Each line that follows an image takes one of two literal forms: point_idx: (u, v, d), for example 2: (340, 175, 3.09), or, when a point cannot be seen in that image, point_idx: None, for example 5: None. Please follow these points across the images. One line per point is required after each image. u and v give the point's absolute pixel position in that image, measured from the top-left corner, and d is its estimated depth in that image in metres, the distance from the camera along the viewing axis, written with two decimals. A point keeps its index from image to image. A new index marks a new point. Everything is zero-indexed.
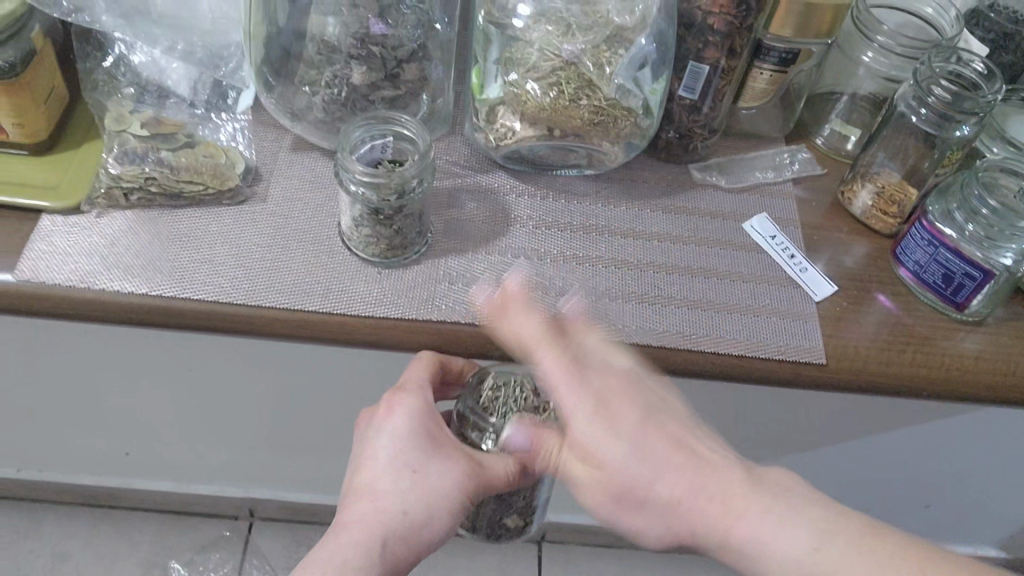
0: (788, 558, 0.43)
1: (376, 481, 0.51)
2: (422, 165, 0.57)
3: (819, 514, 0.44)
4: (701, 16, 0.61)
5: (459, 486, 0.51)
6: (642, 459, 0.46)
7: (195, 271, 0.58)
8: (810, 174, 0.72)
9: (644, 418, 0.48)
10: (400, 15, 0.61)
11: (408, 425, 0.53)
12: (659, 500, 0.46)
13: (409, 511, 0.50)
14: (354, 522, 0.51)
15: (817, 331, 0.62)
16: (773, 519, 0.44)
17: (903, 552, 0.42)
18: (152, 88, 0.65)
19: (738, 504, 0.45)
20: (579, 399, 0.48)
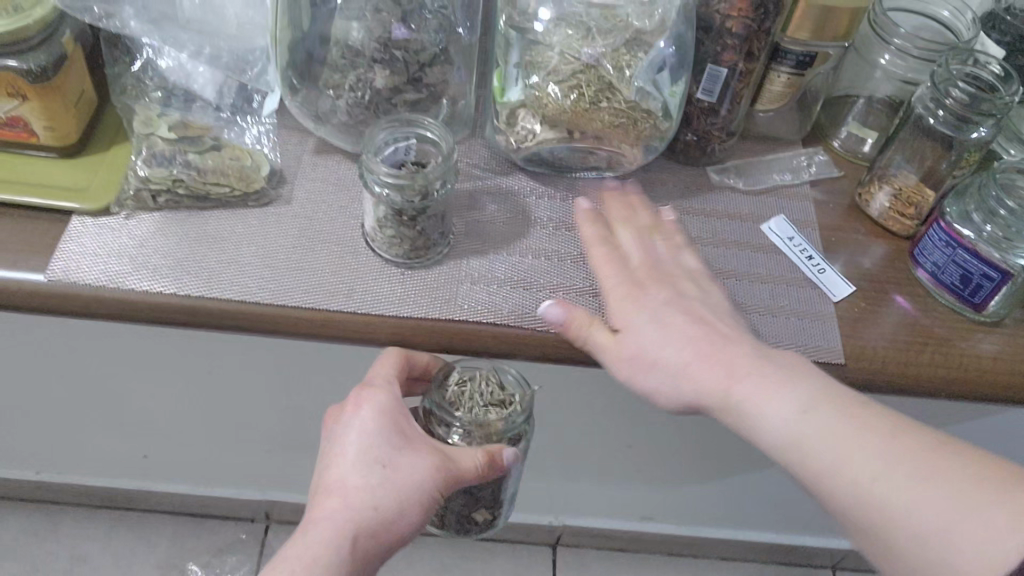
0: (783, 424, 0.50)
1: (346, 477, 0.52)
2: (446, 167, 0.58)
3: (807, 412, 0.50)
4: (720, 20, 0.62)
5: (428, 479, 0.52)
6: (672, 340, 0.54)
7: (222, 272, 0.59)
8: (827, 176, 0.72)
9: (669, 299, 0.56)
10: (423, 19, 0.62)
11: (375, 422, 0.54)
12: (664, 365, 0.54)
13: (378, 506, 0.51)
14: (323, 519, 0.51)
15: (836, 331, 0.62)
16: (770, 376, 0.51)
17: (891, 422, 0.49)
18: (180, 93, 0.65)
19: (777, 385, 0.51)
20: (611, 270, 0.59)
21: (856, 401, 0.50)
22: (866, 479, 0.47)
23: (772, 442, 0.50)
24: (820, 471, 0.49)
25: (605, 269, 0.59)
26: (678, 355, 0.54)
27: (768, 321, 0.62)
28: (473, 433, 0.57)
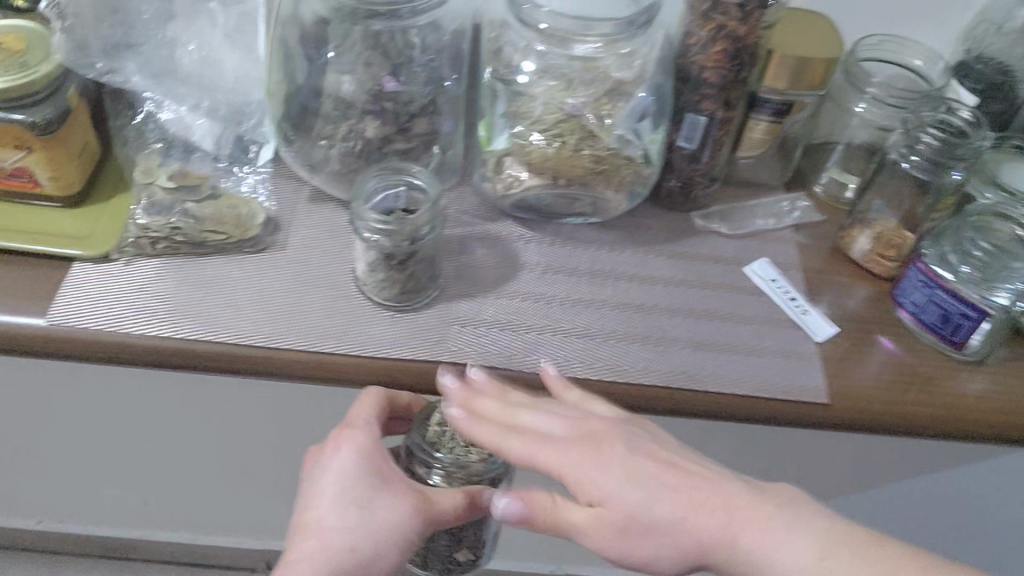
0: (672, 517, 0.47)
1: (322, 518, 0.53)
2: (433, 212, 0.60)
3: (745, 496, 0.47)
4: (697, 71, 0.64)
5: (404, 522, 0.53)
6: (634, 482, 0.48)
7: (219, 316, 0.61)
8: (810, 221, 0.74)
9: (629, 450, 0.50)
10: (413, 73, 0.64)
11: (355, 466, 0.55)
12: (660, 523, 0.47)
13: (355, 548, 0.52)
14: (300, 561, 0.52)
15: (817, 370, 0.63)
16: (777, 532, 0.46)
17: (892, 564, 0.44)
18: (179, 143, 0.67)
19: (750, 529, 0.46)
20: (653, 376, 0.61)
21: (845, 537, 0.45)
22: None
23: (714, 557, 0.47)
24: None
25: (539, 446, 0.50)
26: (616, 454, 0.49)
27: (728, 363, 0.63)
28: (454, 475, 0.60)
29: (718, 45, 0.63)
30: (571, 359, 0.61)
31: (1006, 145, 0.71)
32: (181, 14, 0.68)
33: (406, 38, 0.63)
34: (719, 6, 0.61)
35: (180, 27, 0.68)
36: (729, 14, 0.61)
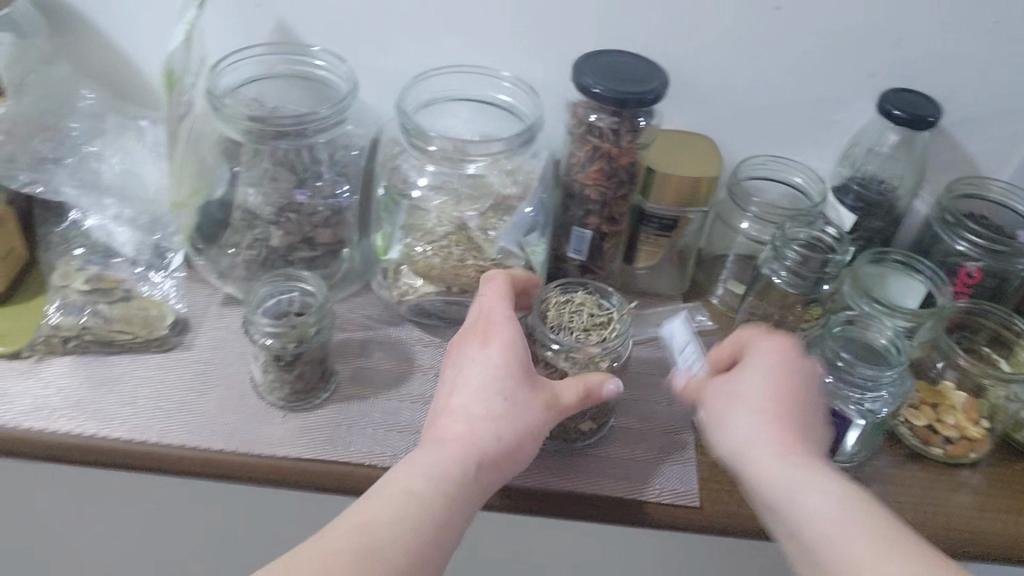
0: (826, 513, 0.46)
1: (455, 407, 0.55)
2: (320, 314, 0.64)
3: (857, 504, 0.46)
4: (579, 188, 0.69)
5: (531, 420, 0.54)
6: (757, 417, 0.52)
7: (117, 411, 0.64)
8: (707, 330, 0.77)
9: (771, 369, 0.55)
10: (319, 187, 0.69)
11: (501, 361, 0.56)
12: (739, 426, 0.53)
13: (473, 441, 0.52)
14: (446, 439, 0.52)
15: (693, 474, 0.65)
16: (819, 482, 0.48)
17: (894, 536, 0.44)
18: (101, 249, 0.73)
19: (842, 531, 0.45)
20: (762, 376, 0.55)
21: (919, 541, 0.44)
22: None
23: (807, 538, 0.46)
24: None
25: (721, 404, 0.55)
26: (748, 433, 0.52)
27: (756, 358, 0.56)
28: (576, 358, 0.61)
29: (595, 164, 0.67)
30: None
31: (890, 260, 0.74)
32: (111, 132, 0.74)
33: (312, 154, 0.69)
34: (593, 129, 0.66)
35: (108, 142, 0.74)
36: (603, 135, 0.66)
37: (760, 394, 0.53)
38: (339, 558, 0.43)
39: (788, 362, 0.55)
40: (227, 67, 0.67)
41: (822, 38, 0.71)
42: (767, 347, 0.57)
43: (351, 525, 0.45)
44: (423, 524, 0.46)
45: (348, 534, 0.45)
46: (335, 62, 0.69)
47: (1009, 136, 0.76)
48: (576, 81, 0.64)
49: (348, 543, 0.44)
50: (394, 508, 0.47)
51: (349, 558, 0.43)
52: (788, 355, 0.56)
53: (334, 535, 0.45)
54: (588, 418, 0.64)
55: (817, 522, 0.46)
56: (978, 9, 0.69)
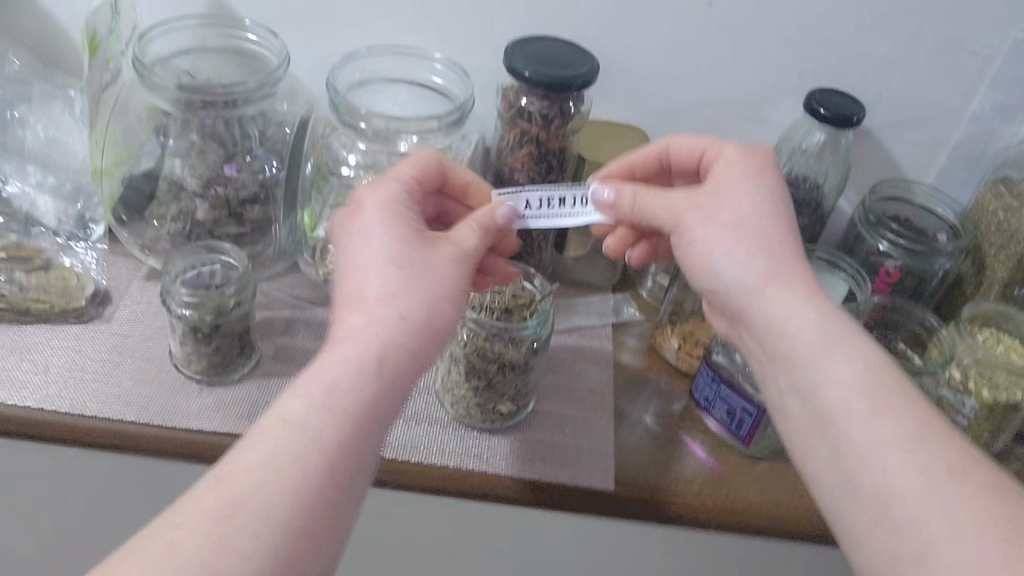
0: (838, 384, 0.46)
1: (355, 290, 0.50)
2: (241, 286, 0.63)
3: (878, 373, 0.46)
4: (509, 172, 0.69)
5: (448, 282, 0.51)
6: (824, 328, 0.48)
7: (27, 380, 0.63)
8: (633, 322, 0.78)
9: (740, 199, 0.54)
10: (248, 162, 0.69)
11: (392, 243, 0.51)
12: (809, 330, 0.48)
13: (381, 323, 0.48)
14: (344, 334, 0.48)
15: (609, 462, 0.64)
16: (885, 415, 0.44)
17: (920, 415, 0.44)
18: (21, 217, 0.71)
19: (855, 405, 0.45)
20: (767, 210, 0.54)
21: (935, 418, 0.44)
22: (893, 467, 0.42)
23: (818, 405, 0.46)
24: (857, 457, 0.44)
25: (721, 239, 0.53)
26: (759, 275, 0.51)
27: (738, 194, 0.54)
28: (495, 335, 0.61)
29: (524, 147, 0.68)
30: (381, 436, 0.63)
31: (815, 257, 0.74)
32: (37, 99, 0.73)
33: (242, 127, 0.68)
34: (523, 113, 0.66)
35: (31, 109, 0.73)
36: (533, 121, 0.66)
37: (766, 226, 0.53)
38: (274, 448, 0.43)
39: (773, 198, 0.54)
40: (155, 37, 0.67)
41: (750, 35, 0.72)
42: (758, 173, 0.56)
43: (281, 417, 0.44)
44: (363, 399, 0.45)
45: (210, 489, 0.41)
46: (267, 36, 0.68)
47: (933, 140, 0.78)
48: (507, 64, 0.65)
49: (211, 498, 0.41)
50: (272, 444, 0.43)
51: (292, 454, 0.42)
52: (771, 179, 0.55)
53: (269, 424, 0.44)
54: (505, 398, 0.64)
55: (891, 462, 0.42)
56: (901, 13, 0.71)
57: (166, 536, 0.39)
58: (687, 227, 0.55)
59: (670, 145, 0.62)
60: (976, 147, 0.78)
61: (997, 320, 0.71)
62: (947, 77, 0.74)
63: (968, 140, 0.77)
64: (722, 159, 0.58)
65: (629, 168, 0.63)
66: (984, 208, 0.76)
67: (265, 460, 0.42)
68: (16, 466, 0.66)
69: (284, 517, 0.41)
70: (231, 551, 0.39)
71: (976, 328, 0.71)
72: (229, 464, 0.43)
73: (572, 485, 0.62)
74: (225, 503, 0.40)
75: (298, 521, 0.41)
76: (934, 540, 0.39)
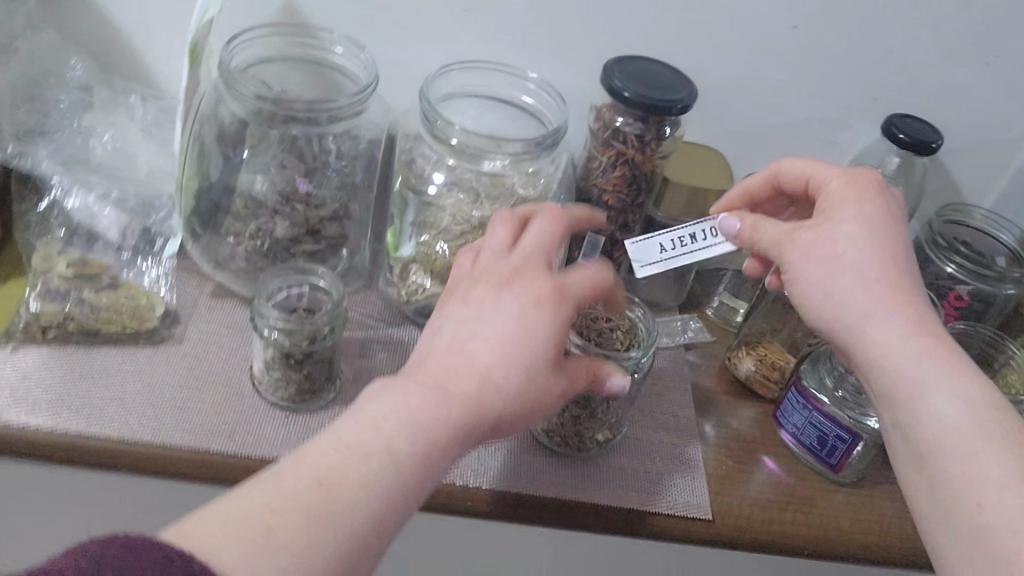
0: (944, 421, 0.46)
1: (478, 349, 0.49)
2: (333, 314, 0.61)
3: (993, 410, 0.46)
4: (597, 194, 0.68)
5: (545, 348, 0.50)
6: (935, 362, 0.47)
7: (104, 409, 0.59)
8: (702, 340, 0.78)
9: (863, 228, 0.52)
10: (326, 177, 0.66)
11: (544, 330, 0.50)
12: (920, 363, 0.47)
13: (485, 400, 0.48)
14: (452, 384, 0.48)
15: (702, 489, 0.64)
16: (990, 463, 0.44)
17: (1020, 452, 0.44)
18: (82, 232, 0.67)
19: (964, 441, 0.45)
20: (877, 243, 0.51)
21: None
22: (999, 500, 0.43)
23: (922, 439, 0.47)
24: (964, 489, 0.45)
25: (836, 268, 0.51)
26: (859, 308, 0.50)
27: (851, 226, 0.52)
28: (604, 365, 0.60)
29: (617, 169, 0.67)
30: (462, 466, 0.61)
31: None
32: (101, 106, 0.69)
33: (322, 143, 0.65)
34: (618, 134, 0.66)
35: (96, 118, 0.69)
36: (626, 142, 0.66)
37: (874, 255, 0.51)
38: (360, 477, 0.43)
39: (883, 231, 0.52)
40: (239, 47, 0.64)
41: (831, 58, 0.73)
42: (864, 202, 0.53)
43: (379, 448, 0.44)
44: (429, 463, 0.45)
45: (312, 490, 0.41)
46: (353, 49, 0.65)
47: (995, 166, 0.79)
48: (605, 82, 0.64)
49: (307, 503, 0.41)
50: (362, 473, 0.43)
51: (367, 486, 0.43)
52: (876, 202, 0.53)
53: (362, 449, 0.44)
54: (603, 427, 0.64)
55: (994, 509, 0.43)
56: (978, 42, 0.72)
57: (261, 516, 0.40)
58: (794, 252, 0.53)
59: (780, 170, 0.60)
60: None
61: None
62: (1015, 105, 0.75)
63: None
64: (827, 188, 0.56)
65: (745, 198, 0.62)
66: None
67: (356, 487, 0.42)
68: (79, 496, 0.62)
69: (353, 544, 0.41)
70: (314, 559, 0.39)
71: None
72: (324, 469, 0.42)
73: (636, 508, 0.61)
74: (317, 509, 0.41)
75: (361, 551, 0.41)
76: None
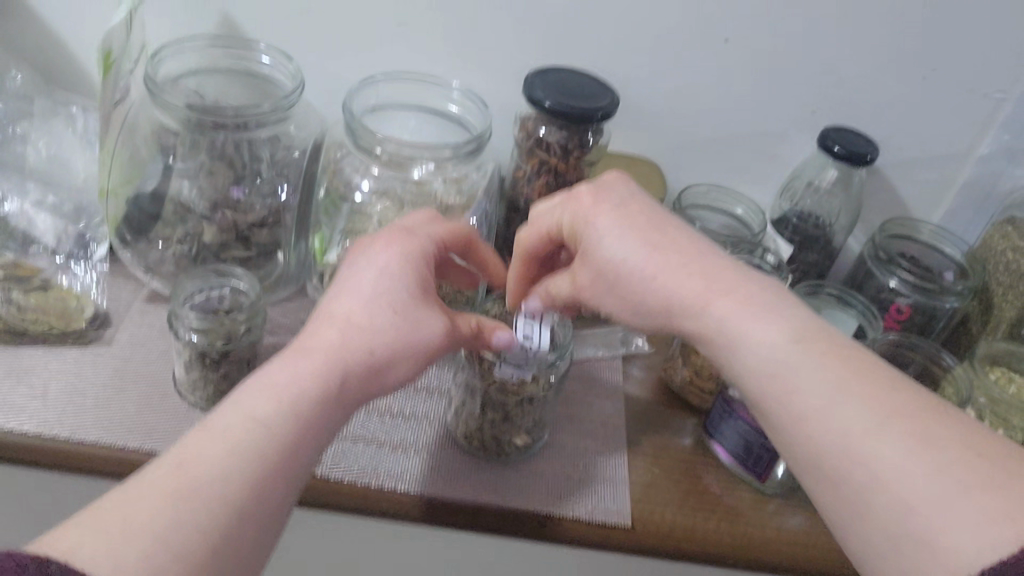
0: (764, 368, 0.45)
1: (327, 320, 0.49)
2: (251, 312, 0.62)
3: (802, 341, 0.45)
4: (524, 202, 0.70)
5: (395, 300, 0.51)
6: (751, 322, 0.46)
7: (24, 404, 0.59)
8: (643, 352, 0.78)
9: (619, 220, 0.53)
10: (257, 184, 0.67)
11: (396, 284, 0.51)
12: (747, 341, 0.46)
13: (346, 359, 0.48)
14: (310, 351, 0.48)
15: (626, 496, 0.63)
16: (841, 397, 0.42)
17: (859, 377, 0.43)
18: (18, 235, 0.69)
19: (809, 382, 0.43)
20: (638, 242, 0.51)
21: (860, 367, 0.43)
22: (830, 426, 0.42)
23: (753, 388, 0.46)
24: (797, 425, 0.43)
25: (626, 268, 0.51)
26: (659, 305, 0.50)
27: (608, 236, 0.52)
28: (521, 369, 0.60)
29: (542, 177, 0.68)
30: (376, 470, 0.60)
31: (824, 294, 0.74)
32: (39, 115, 0.72)
33: (252, 150, 0.67)
34: (542, 142, 0.67)
35: (33, 126, 0.72)
36: (550, 149, 0.67)
37: (644, 256, 0.51)
38: (226, 446, 0.42)
39: (631, 227, 0.52)
40: (167, 56, 0.66)
41: (767, 69, 0.72)
42: (604, 209, 0.54)
43: (243, 415, 0.43)
44: (304, 416, 0.45)
45: (170, 471, 0.40)
46: (280, 60, 0.68)
47: (941, 180, 0.79)
48: (527, 93, 0.64)
49: (167, 482, 0.40)
50: (226, 444, 0.42)
51: (236, 454, 0.42)
52: (609, 208, 0.53)
53: (224, 423, 0.43)
54: (522, 431, 0.62)
55: (857, 442, 0.41)
56: (916, 55, 0.71)
57: (127, 501, 0.38)
58: (589, 296, 0.55)
59: (523, 242, 0.59)
60: (980, 188, 0.79)
61: (1007, 360, 0.70)
62: (957, 118, 0.75)
63: (976, 180, 0.78)
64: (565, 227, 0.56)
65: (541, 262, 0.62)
66: (992, 249, 0.77)
67: (223, 455, 0.42)
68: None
69: (232, 505, 0.40)
70: (189, 529, 0.38)
71: (989, 368, 0.69)
72: (183, 450, 0.42)
73: (546, 513, 0.60)
74: (184, 484, 0.40)
75: (244, 514, 0.41)
76: (877, 499, 0.40)
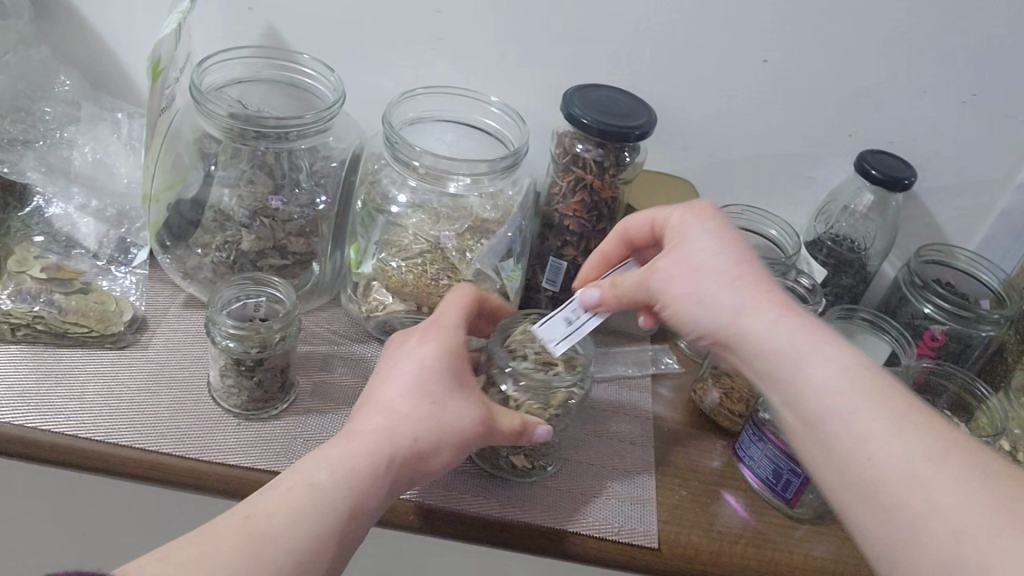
0: (827, 386, 0.43)
1: (383, 393, 0.52)
2: (286, 321, 0.61)
3: (865, 369, 0.44)
4: (559, 219, 0.71)
5: (438, 375, 0.53)
6: (817, 338, 0.46)
7: (62, 406, 0.60)
8: (672, 371, 0.78)
9: (710, 231, 0.54)
10: (295, 194, 0.68)
11: (437, 357, 0.54)
12: (810, 356, 0.45)
13: (395, 431, 0.50)
14: (367, 423, 0.50)
15: (652, 516, 0.63)
16: (889, 427, 0.41)
17: (909, 411, 0.41)
18: (62, 239, 0.71)
19: (863, 410, 0.42)
20: (728, 253, 0.52)
21: (921, 405, 0.42)
22: (884, 450, 0.40)
23: (809, 410, 0.44)
24: (851, 445, 0.42)
25: (708, 265, 0.51)
26: (727, 306, 0.49)
27: (700, 242, 0.53)
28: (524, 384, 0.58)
29: (577, 195, 0.69)
30: None
31: (857, 317, 0.74)
32: (85, 120, 0.74)
33: (292, 160, 0.68)
34: (578, 160, 0.67)
35: (79, 131, 0.73)
36: (587, 168, 0.67)
37: (726, 261, 0.51)
38: (288, 509, 0.44)
39: (727, 236, 0.54)
40: (213, 66, 0.67)
41: (804, 94, 0.72)
42: (701, 224, 0.55)
43: (302, 480, 0.46)
44: (354, 488, 0.47)
45: (230, 528, 0.43)
46: (323, 71, 0.69)
47: (978, 206, 0.78)
48: (565, 109, 0.65)
49: (225, 538, 0.42)
50: (286, 505, 0.45)
51: (288, 516, 0.44)
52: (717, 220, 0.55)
53: (284, 488, 0.46)
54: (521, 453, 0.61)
55: (904, 471, 0.39)
56: (957, 81, 0.71)
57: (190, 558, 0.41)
58: (660, 284, 0.53)
59: (626, 229, 0.61)
60: (1019, 216, 0.78)
61: None
62: (997, 145, 0.74)
63: (1015, 208, 0.77)
64: (670, 225, 0.57)
65: (604, 262, 0.63)
66: None
67: (280, 515, 0.44)
68: (29, 496, 0.64)
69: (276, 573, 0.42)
70: None
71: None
72: (243, 512, 0.44)
73: (563, 530, 0.60)
74: (241, 546, 0.42)
75: None
76: (931, 526, 0.37)
